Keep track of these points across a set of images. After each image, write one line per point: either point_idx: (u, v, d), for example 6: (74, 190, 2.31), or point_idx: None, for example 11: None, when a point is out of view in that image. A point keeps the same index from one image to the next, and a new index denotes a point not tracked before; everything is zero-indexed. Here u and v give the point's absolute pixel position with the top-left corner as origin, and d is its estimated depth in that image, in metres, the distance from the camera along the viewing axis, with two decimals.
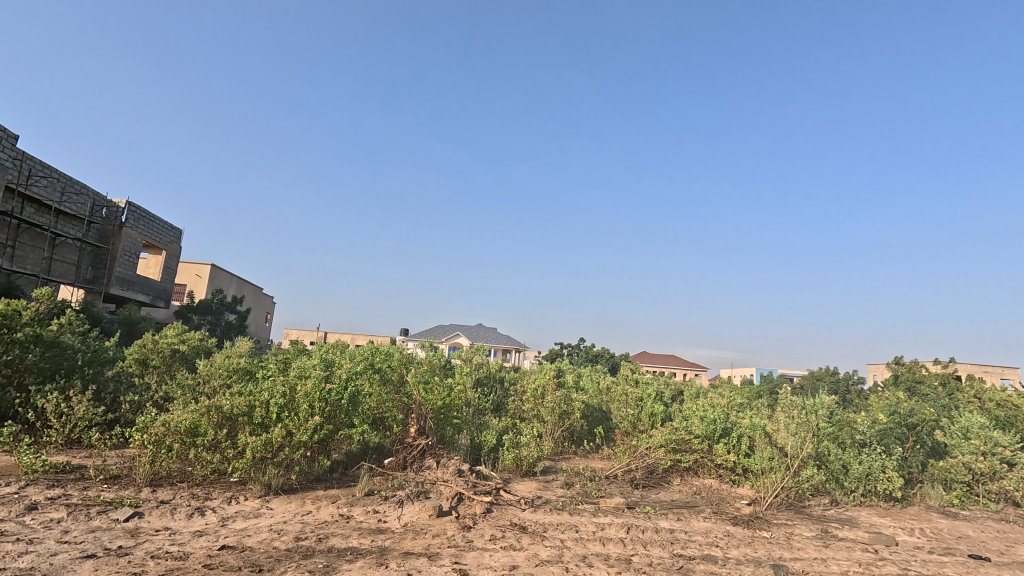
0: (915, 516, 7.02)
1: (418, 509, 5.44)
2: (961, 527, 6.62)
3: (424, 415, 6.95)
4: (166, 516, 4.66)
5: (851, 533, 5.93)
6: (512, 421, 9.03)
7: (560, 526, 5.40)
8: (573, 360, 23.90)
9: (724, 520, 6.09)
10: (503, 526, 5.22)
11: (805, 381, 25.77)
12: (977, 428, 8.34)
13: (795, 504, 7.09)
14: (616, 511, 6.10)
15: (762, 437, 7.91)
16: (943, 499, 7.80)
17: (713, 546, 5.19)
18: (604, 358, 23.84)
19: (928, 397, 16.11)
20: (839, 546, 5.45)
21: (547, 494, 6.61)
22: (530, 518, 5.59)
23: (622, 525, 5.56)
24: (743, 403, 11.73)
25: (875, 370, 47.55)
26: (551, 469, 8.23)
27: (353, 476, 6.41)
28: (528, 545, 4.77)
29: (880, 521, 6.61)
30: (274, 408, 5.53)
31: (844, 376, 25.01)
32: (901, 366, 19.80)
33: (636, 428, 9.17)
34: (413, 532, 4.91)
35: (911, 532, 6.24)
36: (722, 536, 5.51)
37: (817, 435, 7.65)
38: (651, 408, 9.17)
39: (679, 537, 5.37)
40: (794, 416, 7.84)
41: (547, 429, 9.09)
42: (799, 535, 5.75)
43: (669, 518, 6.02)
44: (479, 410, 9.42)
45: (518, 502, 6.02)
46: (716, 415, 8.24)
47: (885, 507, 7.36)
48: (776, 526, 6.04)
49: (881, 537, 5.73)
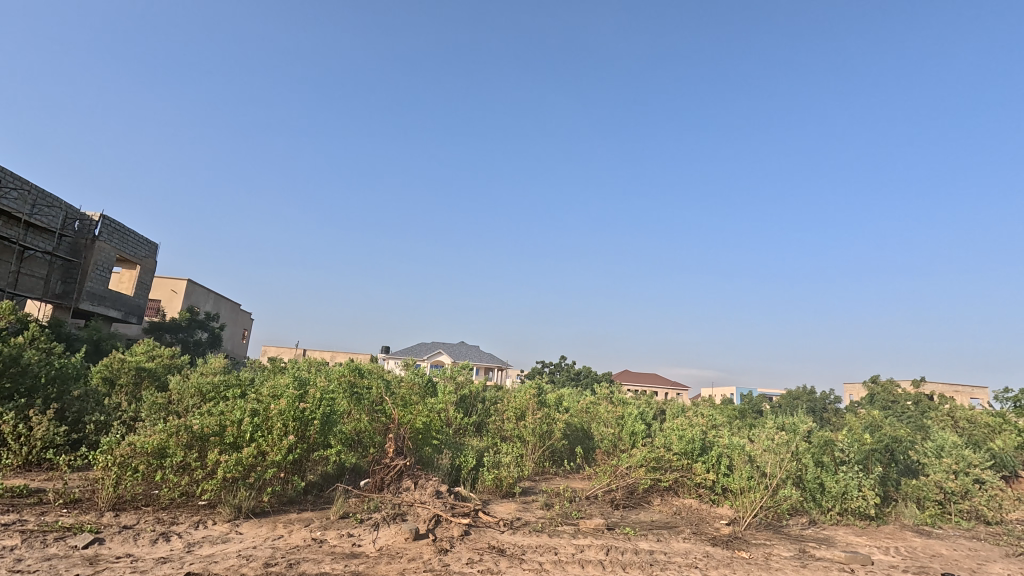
0: (890, 535, 7.10)
1: (394, 533, 5.33)
2: (935, 545, 6.72)
3: (402, 435, 6.86)
4: (129, 543, 4.47)
5: (828, 552, 5.96)
6: (494, 440, 8.96)
7: (539, 548, 5.33)
8: (555, 378, 23.85)
9: (703, 540, 6.07)
10: (480, 549, 5.12)
11: (783, 399, 25.98)
12: (949, 447, 8.52)
13: (774, 524, 7.11)
14: (595, 533, 6.05)
15: (741, 456, 7.94)
16: (917, 517, 7.90)
17: (692, 567, 5.16)
18: (586, 376, 23.81)
19: (903, 417, 16.35)
20: (816, 566, 5.45)
21: (527, 515, 6.53)
22: (508, 540, 5.50)
23: (601, 547, 5.50)
24: (722, 422, 11.75)
25: (852, 389, 48.05)
26: (531, 489, 8.14)
27: (328, 497, 6.26)
28: (506, 568, 4.69)
29: (857, 540, 6.67)
30: (247, 428, 5.40)
31: (820, 394, 25.22)
32: (877, 385, 20.15)
33: (617, 448, 9.15)
34: (388, 555, 4.79)
35: (886, 551, 6.30)
36: (701, 557, 5.49)
37: (796, 455, 7.73)
38: (632, 428, 9.15)
39: (658, 558, 5.33)
40: (772, 436, 7.90)
41: (528, 450, 9.04)
42: (777, 555, 5.75)
43: (648, 538, 5.99)
44: (459, 429, 9.31)
45: (497, 524, 5.93)
46: (695, 434, 8.31)
47: (862, 526, 7.44)
48: (754, 546, 6.03)
49: (857, 556, 5.76)
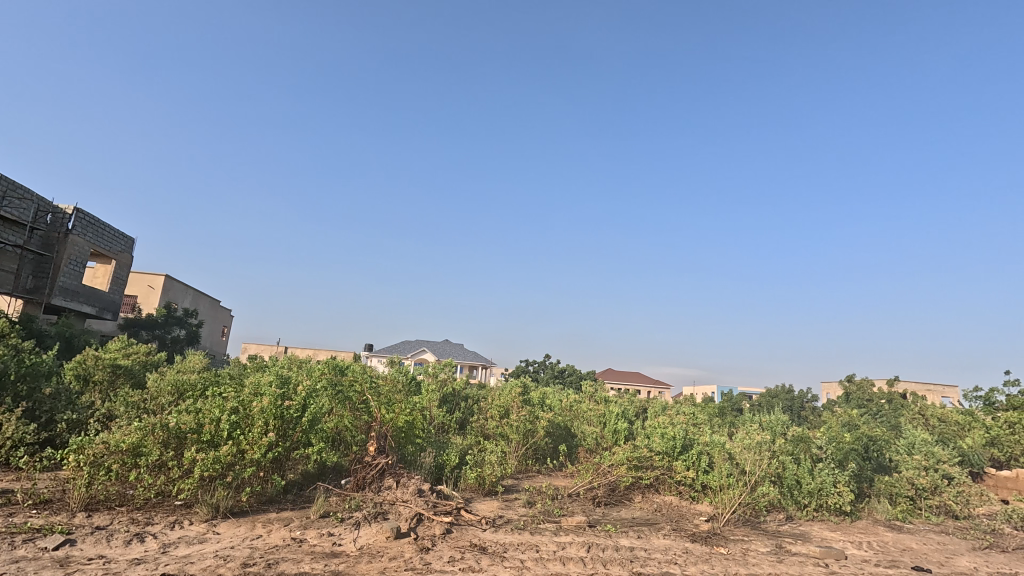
0: (863, 530, 7.28)
1: (375, 531, 5.29)
2: (906, 539, 6.91)
3: (385, 433, 6.81)
4: (101, 544, 4.37)
5: (803, 547, 6.09)
6: (477, 438, 8.94)
7: (520, 545, 5.34)
8: (539, 377, 23.89)
9: (683, 537, 6.15)
10: (462, 547, 5.12)
11: (762, 398, 26.42)
12: (920, 444, 8.76)
13: (752, 520, 7.23)
14: (577, 530, 6.08)
15: (720, 454, 8.06)
16: (889, 513, 8.11)
17: (672, 563, 5.22)
18: (570, 374, 23.91)
19: (877, 415, 16.77)
20: (792, 561, 5.56)
21: (509, 513, 6.54)
22: (490, 538, 5.51)
23: (582, 544, 5.54)
24: (703, 421, 11.90)
25: (828, 388, 49.05)
26: (513, 487, 8.15)
27: (308, 497, 6.19)
28: (487, 566, 4.69)
29: (831, 535, 6.83)
30: (226, 426, 5.31)
31: (798, 393, 25.72)
32: (852, 384, 20.62)
33: (599, 445, 9.21)
34: (369, 555, 4.76)
35: (859, 546, 6.46)
36: (681, 553, 5.56)
37: (774, 452, 7.87)
38: (615, 426, 9.23)
39: (638, 555, 5.39)
40: (751, 435, 8.04)
41: (511, 448, 9.06)
42: (754, 550, 5.85)
43: (629, 535, 6.05)
44: (442, 427, 9.28)
45: (479, 522, 5.93)
46: (676, 431, 8.41)
47: (836, 521, 7.61)
48: (733, 542, 6.13)
49: (832, 551, 5.90)
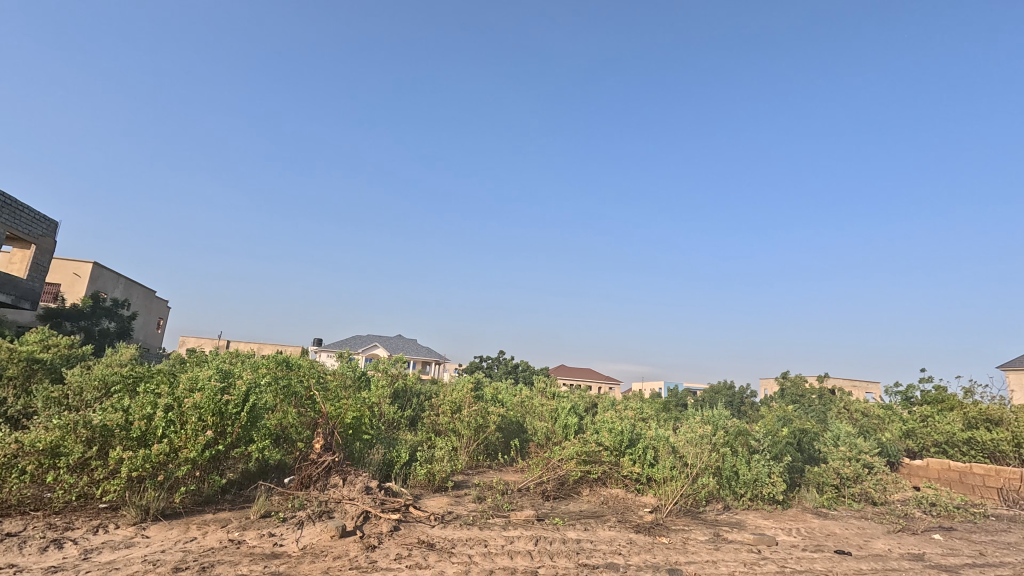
0: (793, 517, 7.76)
1: (319, 531, 5.15)
2: (830, 525, 7.41)
3: (332, 430, 6.63)
4: (12, 552, 4.03)
5: (738, 535, 6.42)
6: (428, 434, 8.86)
7: (468, 541, 5.35)
8: (492, 372, 23.95)
9: (627, 528, 6.34)
10: (409, 544, 5.06)
11: (705, 393, 27.58)
12: (845, 436, 9.42)
13: (692, 510, 7.54)
14: (525, 524, 6.15)
15: (665, 447, 8.35)
16: (817, 500, 8.66)
17: (616, 554, 5.37)
18: (523, 370, 24.10)
19: (809, 409, 17.88)
20: (728, 548, 5.85)
21: (458, 509, 6.52)
22: (438, 534, 5.48)
23: (530, 537, 5.61)
24: (650, 415, 12.30)
25: (766, 384, 51.84)
26: (464, 483, 8.14)
27: (248, 496, 5.94)
28: (434, 562, 4.67)
29: (764, 523, 7.23)
30: (158, 423, 5.02)
31: (739, 388, 27.03)
32: (787, 380, 21.88)
33: (550, 440, 9.33)
34: (312, 555, 4.62)
35: (789, 532, 6.88)
36: (625, 543, 5.73)
37: (714, 445, 8.24)
38: (565, 421, 9.40)
39: (584, 546, 5.51)
40: (694, 429, 8.37)
41: (463, 444, 9.03)
42: (693, 539, 6.12)
43: (576, 528, 6.17)
44: (392, 424, 9.14)
45: (428, 519, 5.89)
46: (624, 426, 8.65)
47: (769, 510, 8.06)
48: (674, 531, 6.38)
49: (764, 537, 6.24)
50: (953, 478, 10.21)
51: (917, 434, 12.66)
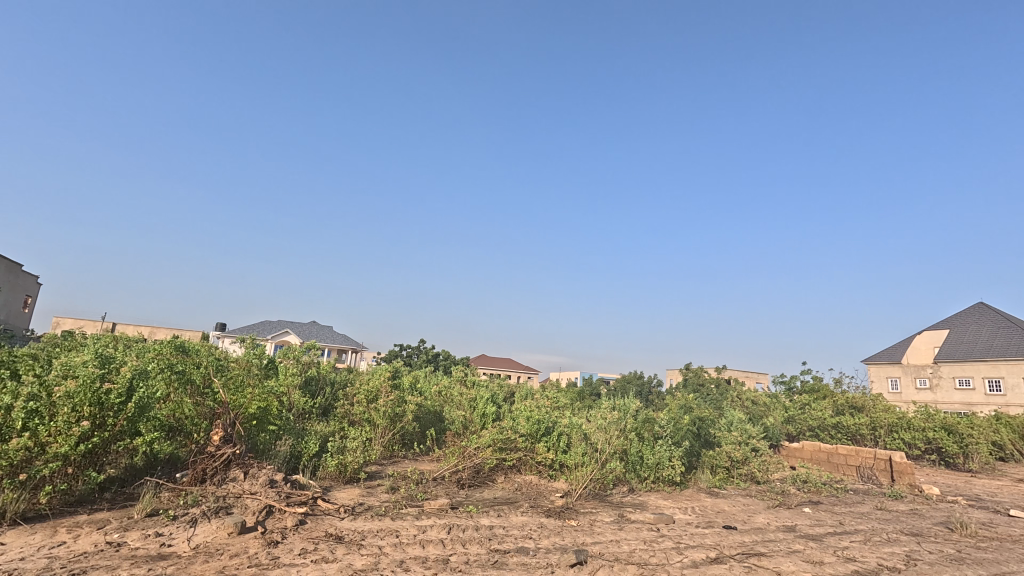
0: (689, 497, 8.42)
1: (214, 528, 4.80)
2: (720, 503, 8.13)
3: (233, 420, 6.18)
4: None
5: (640, 515, 6.84)
6: (340, 424, 8.53)
7: (379, 532, 5.24)
8: (411, 361, 23.57)
9: (539, 512, 6.53)
10: (316, 538, 4.86)
11: (617, 382, 29.03)
12: (737, 422, 10.33)
13: (600, 493, 7.93)
14: (439, 513, 6.14)
15: (578, 435, 8.68)
16: (710, 481, 9.45)
17: (527, 538, 5.52)
18: (443, 359, 23.95)
19: (707, 398, 19.44)
20: (631, 528, 6.23)
21: (369, 500, 6.37)
22: (347, 526, 5.31)
23: (443, 526, 5.61)
24: (565, 404, 12.73)
25: (672, 374, 55.59)
26: (377, 474, 7.96)
27: (132, 494, 5.40)
28: (342, 555, 4.52)
29: (664, 503, 7.78)
30: (19, 415, 4.41)
31: (647, 378, 28.74)
32: (690, 370, 23.59)
33: (467, 429, 9.36)
34: (205, 554, 4.30)
35: (685, 511, 7.46)
36: (536, 528, 5.90)
37: (623, 431, 8.70)
38: (483, 409, 9.47)
39: (497, 532, 5.61)
40: (605, 416, 8.78)
41: (377, 434, 8.81)
42: (600, 521, 6.44)
43: (490, 515, 6.26)
44: (302, 414, 8.70)
45: (337, 511, 5.69)
46: (540, 415, 8.87)
47: (668, 491, 8.67)
48: (582, 514, 6.68)
49: (663, 517, 6.70)
50: (822, 458, 11.56)
51: (795, 419, 14.20)
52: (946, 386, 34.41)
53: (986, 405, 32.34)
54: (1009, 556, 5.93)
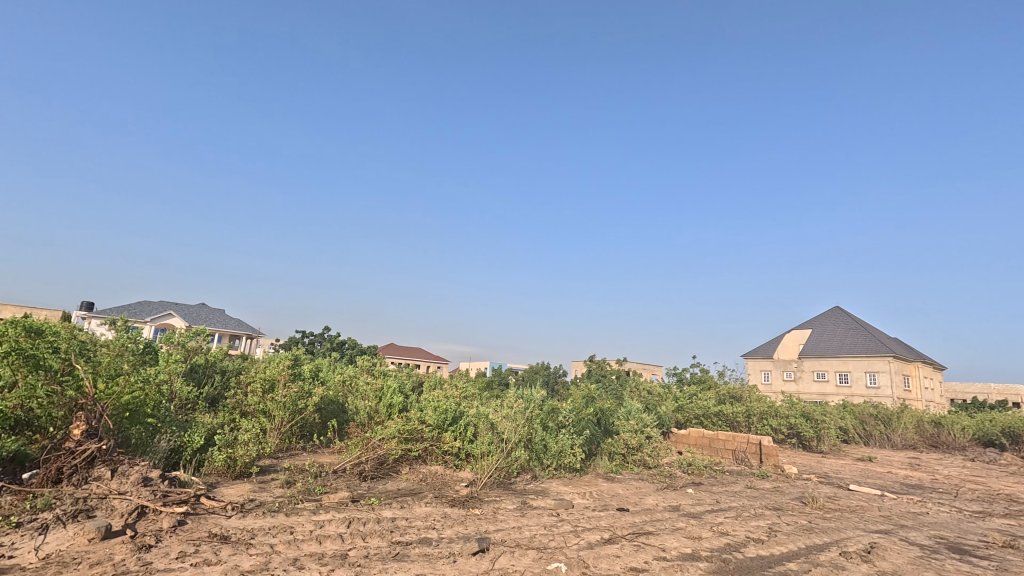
0: (587, 482, 8.87)
1: (71, 534, 4.23)
2: (615, 487, 8.66)
3: (98, 413, 5.47)
4: None
5: (542, 501, 7.09)
6: (230, 415, 7.88)
7: (271, 529, 4.92)
8: (313, 349, 22.36)
9: (443, 503, 6.52)
10: (197, 539, 4.46)
11: (525, 373, 29.76)
12: (634, 412, 11.02)
13: (504, 481, 8.10)
14: (338, 506, 5.91)
15: (485, 425, 8.76)
16: (607, 467, 10.01)
17: (430, 529, 5.49)
18: (348, 347, 23.00)
19: (608, 388, 20.56)
20: (532, 514, 6.43)
21: (261, 496, 5.96)
22: (235, 525, 4.93)
23: (343, 520, 5.40)
24: (474, 394, 12.79)
25: (577, 366, 58.07)
26: (271, 468, 7.47)
27: None
28: (227, 556, 4.19)
29: (564, 489, 8.12)
30: None
31: (554, 369, 29.77)
32: (593, 362, 24.78)
33: (372, 420, 9.08)
34: (58, 565, 3.77)
35: (583, 495, 7.85)
36: (440, 518, 5.88)
37: (528, 421, 8.93)
38: (390, 399, 9.24)
39: (399, 524, 5.51)
40: (512, 406, 8.95)
41: (273, 426, 8.26)
42: (503, 508, 6.58)
43: (392, 507, 6.14)
44: (186, 405, 7.92)
45: (223, 509, 5.26)
46: (448, 405, 8.84)
47: (569, 477, 9.06)
48: (486, 503, 6.77)
49: (563, 502, 7.00)
50: (705, 443, 12.71)
51: (684, 408, 15.48)
52: (807, 378, 39.43)
53: (836, 395, 37.58)
54: (846, 524, 6.94)
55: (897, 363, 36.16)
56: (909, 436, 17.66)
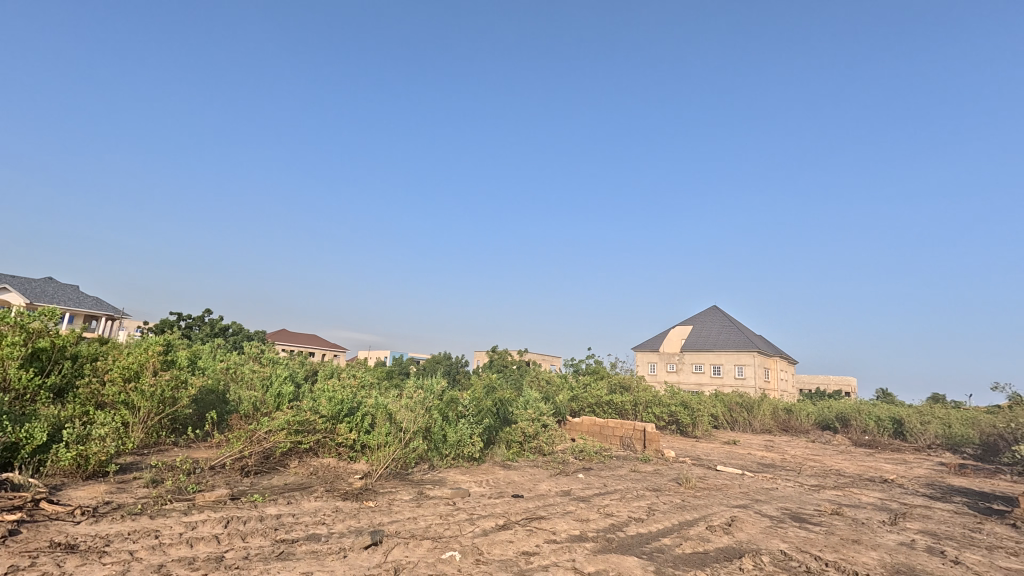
0: (484, 471, 9.02)
1: None
2: (511, 475, 8.89)
3: None
4: None
5: (438, 491, 7.07)
6: (83, 407, 6.89)
7: (131, 534, 4.38)
8: (191, 333, 20.26)
9: (334, 496, 6.26)
10: (33, 551, 3.84)
11: (427, 362, 29.44)
12: (532, 401, 11.36)
13: (400, 472, 7.96)
14: (214, 505, 5.42)
15: (383, 415, 8.52)
16: (504, 455, 10.24)
17: (319, 524, 5.24)
18: (233, 332, 21.15)
19: (508, 378, 21.01)
20: (428, 504, 6.40)
21: (120, 497, 5.29)
22: (84, 532, 4.33)
23: (219, 520, 4.97)
24: (372, 383, 12.40)
25: (479, 356, 58.63)
26: (134, 465, 6.67)
27: None
28: (73, 568, 3.67)
29: (461, 478, 8.17)
30: None
31: (456, 358, 29.78)
32: (495, 352, 25.17)
33: (258, 411, 8.44)
34: None
35: (480, 483, 7.97)
36: (331, 513, 5.64)
37: (428, 411, 8.87)
38: (279, 389, 8.64)
39: (285, 521, 5.19)
40: (412, 396, 8.82)
41: (138, 418, 7.36)
42: (398, 500, 6.46)
43: (278, 503, 5.76)
44: (24, 396, 6.78)
45: (70, 515, 4.59)
46: (344, 395, 8.47)
47: (466, 466, 9.13)
48: (381, 495, 6.61)
49: (460, 491, 7.04)
50: (596, 431, 13.47)
51: (579, 397, 16.29)
52: (687, 370, 43.36)
53: (710, 385, 41.78)
54: (712, 501, 7.76)
55: (760, 357, 41.00)
56: (765, 421, 20.15)
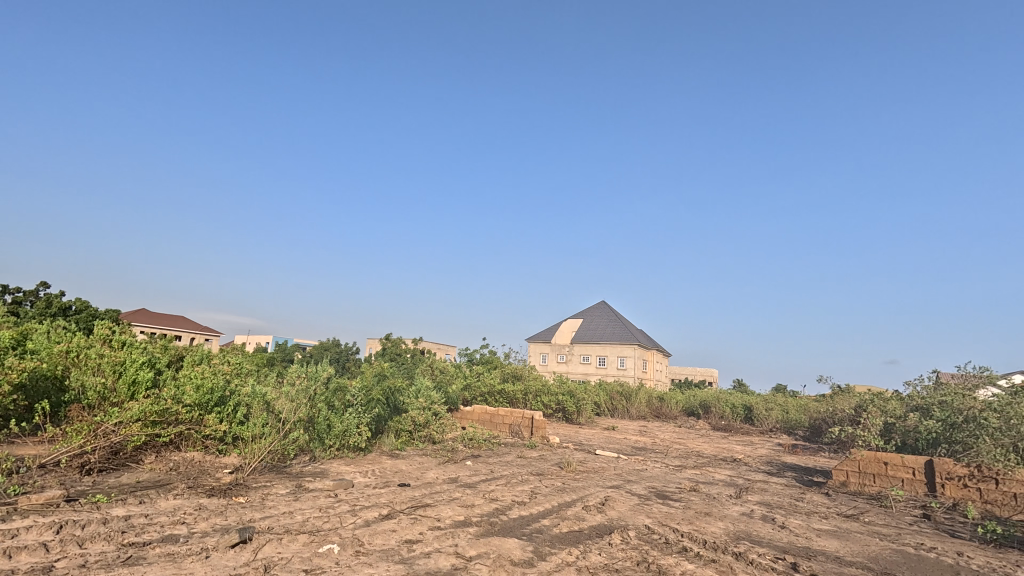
0: (370, 461, 8.78)
1: None
2: (399, 464, 8.76)
3: None
4: None
5: (319, 483, 6.76)
6: None
7: None
8: (19, 310, 17.14)
9: (198, 493, 5.71)
10: None
11: (313, 349, 27.82)
12: (424, 390, 11.25)
13: (277, 465, 7.48)
14: (43, 509, 4.68)
15: (260, 405, 7.92)
16: (392, 444, 10.04)
17: (178, 524, 4.76)
18: (77, 310, 18.27)
19: (401, 366, 20.60)
20: (307, 497, 6.09)
21: None
22: None
23: (49, 525, 4.30)
24: (250, 370, 11.45)
25: (372, 343, 56.69)
26: None
27: None
28: None
29: (345, 469, 7.88)
30: None
31: (346, 346, 28.50)
32: (388, 340, 24.50)
33: (105, 401, 7.40)
34: None
35: (365, 474, 7.76)
36: (193, 511, 5.14)
37: (311, 399, 8.42)
38: (135, 376, 7.65)
39: (135, 523, 4.64)
40: (294, 384, 8.31)
41: None
42: (273, 494, 6.07)
43: (127, 503, 5.11)
44: None
45: None
46: (215, 382, 7.73)
47: (352, 456, 8.82)
48: (254, 489, 6.16)
49: (343, 482, 6.79)
50: (486, 419, 13.72)
51: (471, 386, 16.46)
52: (575, 360, 45.78)
53: (595, 375, 44.51)
54: (590, 483, 8.31)
55: (640, 350, 44.45)
56: (641, 408, 21.94)
